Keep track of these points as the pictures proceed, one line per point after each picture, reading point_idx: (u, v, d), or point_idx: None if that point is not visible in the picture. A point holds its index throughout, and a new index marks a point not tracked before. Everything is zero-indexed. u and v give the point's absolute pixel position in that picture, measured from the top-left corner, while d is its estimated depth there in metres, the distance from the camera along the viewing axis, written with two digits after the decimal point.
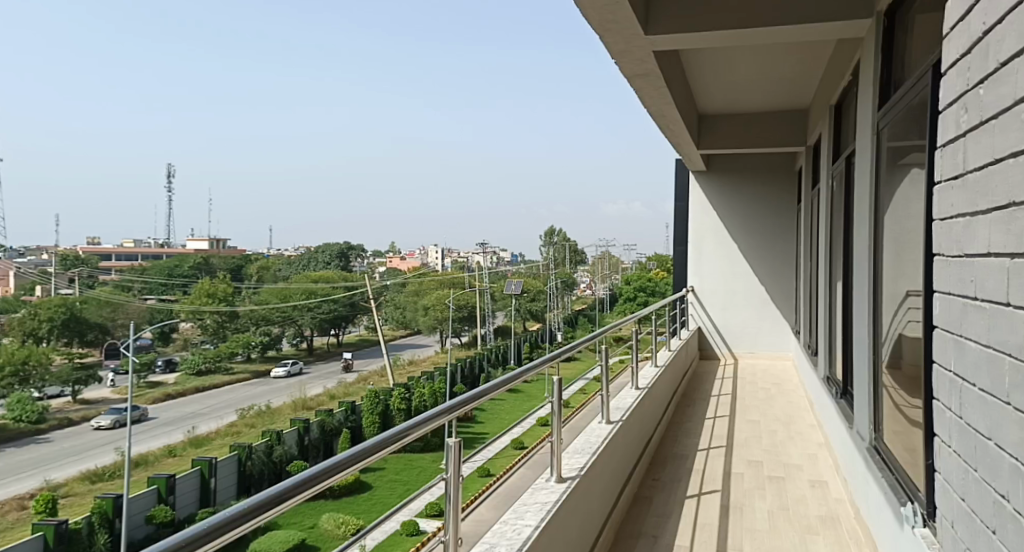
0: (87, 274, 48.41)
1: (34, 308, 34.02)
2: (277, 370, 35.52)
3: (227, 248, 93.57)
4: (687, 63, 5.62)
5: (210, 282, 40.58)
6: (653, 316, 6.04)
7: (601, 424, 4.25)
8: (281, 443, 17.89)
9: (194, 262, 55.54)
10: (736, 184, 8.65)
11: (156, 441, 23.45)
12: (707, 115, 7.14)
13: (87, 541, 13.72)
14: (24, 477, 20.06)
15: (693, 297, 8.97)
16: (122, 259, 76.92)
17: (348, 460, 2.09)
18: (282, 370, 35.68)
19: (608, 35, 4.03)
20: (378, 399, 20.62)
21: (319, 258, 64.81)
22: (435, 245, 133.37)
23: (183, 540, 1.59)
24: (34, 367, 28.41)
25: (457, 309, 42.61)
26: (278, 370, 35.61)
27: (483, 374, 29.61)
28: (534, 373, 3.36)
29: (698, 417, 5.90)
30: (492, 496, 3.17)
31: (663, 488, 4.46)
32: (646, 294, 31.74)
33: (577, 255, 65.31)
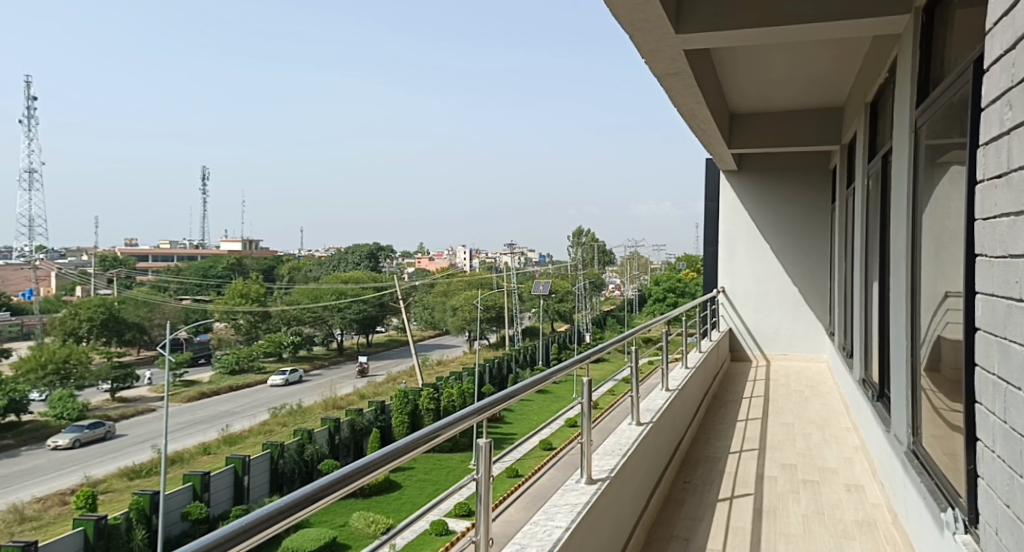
0: (126, 275, 49.40)
1: (75, 308, 34.65)
2: (277, 377, 33.67)
3: (259, 250, 94.88)
4: (719, 61, 5.58)
5: (243, 282, 41.31)
6: (683, 317, 6.00)
7: (630, 426, 4.24)
8: (311, 442, 18.10)
9: (227, 263, 56.35)
10: (768, 184, 8.56)
11: (191, 438, 23.84)
12: (739, 113, 7.07)
13: (125, 536, 13.96)
14: (65, 472, 20.50)
15: (724, 297, 8.91)
16: (159, 260, 78.45)
17: (380, 459, 2.09)
18: (282, 376, 33.81)
19: (638, 34, 4.01)
20: (406, 399, 20.75)
21: (350, 258, 65.39)
22: (462, 246, 133.90)
23: (217, 539, 1.62)
24: (74, 365, 29.39)
25: (485, 309, 42.71)
26: (278, 376, 33.76)
27: (511, 374, 29.64)
28: (564, 375, 3.35)
29: (730, 419, 5.84)
30: (522, 496, 3.18)
31: (694, 490, 4.42)
32: (676, 295, 31.55)
33: (606, 255, 65.13)
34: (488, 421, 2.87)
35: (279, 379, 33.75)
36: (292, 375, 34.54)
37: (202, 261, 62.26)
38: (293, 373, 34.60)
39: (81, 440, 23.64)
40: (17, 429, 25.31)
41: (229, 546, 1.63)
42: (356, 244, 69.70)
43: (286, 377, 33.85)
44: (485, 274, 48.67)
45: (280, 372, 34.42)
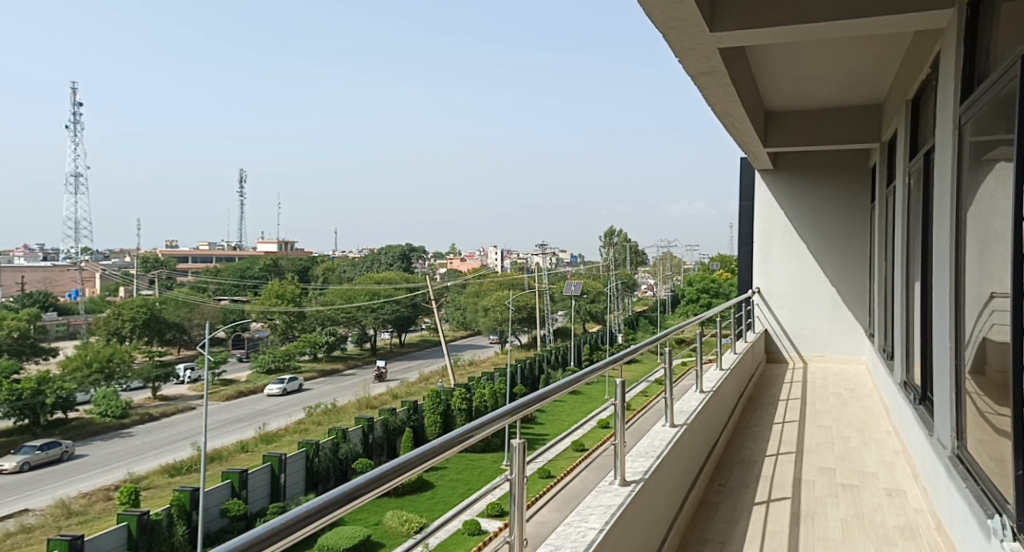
0: (166, 275, 50.33)
1: (118, 308, 35.29)
2: (274, 387, 31.44)
3: (295, 251, 96.08)
4: (755, 59, 5.51)
5: (279, 283, 41.79)
6: (717, 317, 5.94)
7: (664, 428, 4.19)
8: (346, 441, 18.28)
9: (263, 264, 57.07)
10: (805, 182, 8.44)
11: (228, 436, 24.17)
12: (774, 111, 6.97)
13: (167, 531, 14.14)
14: (109, 469, 20.90)
15: (760, 298, 8.79)
16: (197, 262, 79.89)
17: (413, 460, 2.10)
18: (279, 386, 31.62)
19: (671, 33, 3.97)
20: (439, 398, 20.80)
21: (383, 260, 65.87)
22: (494, 247, 134.26)
23: (252, 539, 1.63)
24: (117, 364, 29.60)
25: (517, 310, 42.66)
26: (276, 386, 31.58)
27: (543, 375, 29.61)
28: (597, 375, 3.32)
29: (766, 421, 5.76)
30: (555, 498, 3.16)
31: (730, 493, 4.37)
32: (710, 296, 31.17)
33: (639, 255, 64.71)
34: (521, 422, 2.86)
35: (277, 389, 31.53)
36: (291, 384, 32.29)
37: (240, 262, 63.12)
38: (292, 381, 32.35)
39: (32, 462, 21.60)
40: (63, 427, 25.81)
41: (265, 545, 1.64)
42: (389, 245, 70.17)
43: (285, 386, 31.66)
44: (517, 275, 48.69)
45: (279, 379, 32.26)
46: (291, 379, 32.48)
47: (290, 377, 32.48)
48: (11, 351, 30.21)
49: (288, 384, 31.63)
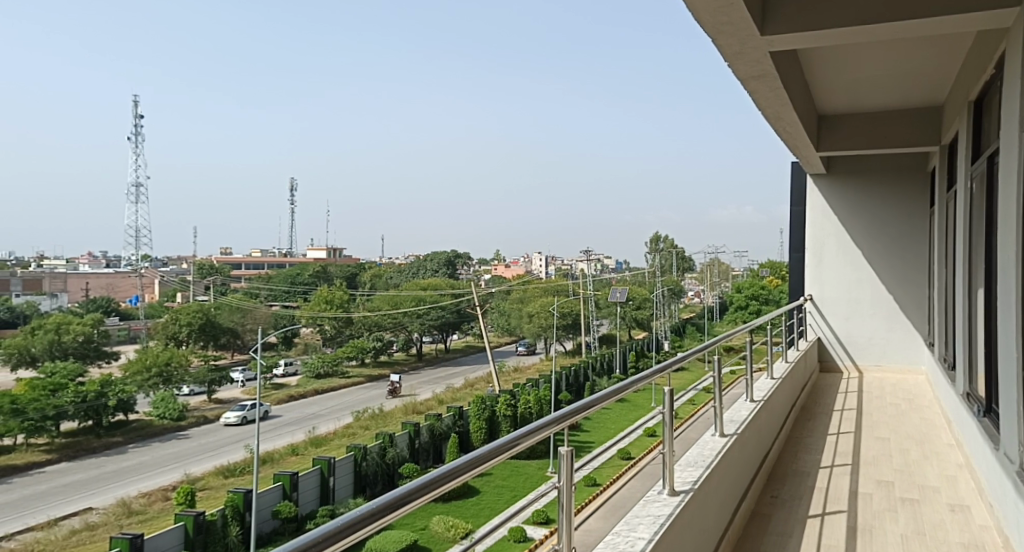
0: (220, 282, 51.66)
1: (175, 313, 36.21)
2: (232, 415, 27.39)
3: (344, 258, 97.64)
4: (806, 63, 5.40)
5: (328, 290, 42.49)
6: (768, 325, 5.83)
7: (714, 437, 4.12)
8: (393, 445, 18.51)
9: (313, 271, 58.01)
10: (861, 186, 8.24)
11: (279, 439, 24.57)
12: (827, 115, 6.84)
13: (221, 532, 14.27)
14: (167, 470, 21.44)
15: (812, 305, 8.61)
16: (251, 268, 81.93)
17: (462, 466, 2.10)
18: (238, 414, 27.56)
19: (721, 37, 3.91)
20: (484, 404, 20.79)
21: (429, 266, 66.54)
22: (538, 254, 134.49)
23: (310, 540, 1.65)
24: (175, 368, 30.18)
25: (561, 316, 42.58)
26: (234, 415, 27.49)
27: (587, 382, 29.44)
28: (642, 383, 3.24)
29: (820, 432, 5.63)
30: (602, 506, 3.13)
31: (783, 506, 4.28)
32: (759, 302, 30.50)
33: (686, 262, 63.97)
34: (569, 429, 2.85)
35: (235, 418, 27.46)
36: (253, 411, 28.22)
37: (291, 268, 64.40)
38: (255, 408, 28.22)
39: None
40: (123, 429, 26.51)
41: (323, 547, 1.67)
42: (435, 251, 70.86)
43: (244, 414, 27.57)
44: (560, 282, 48.60)
45: (239, 406, 28.21)
46: (254, 406, 28.36)
47: (256, 402, 28.51)
48: (75, 354, 31.26)
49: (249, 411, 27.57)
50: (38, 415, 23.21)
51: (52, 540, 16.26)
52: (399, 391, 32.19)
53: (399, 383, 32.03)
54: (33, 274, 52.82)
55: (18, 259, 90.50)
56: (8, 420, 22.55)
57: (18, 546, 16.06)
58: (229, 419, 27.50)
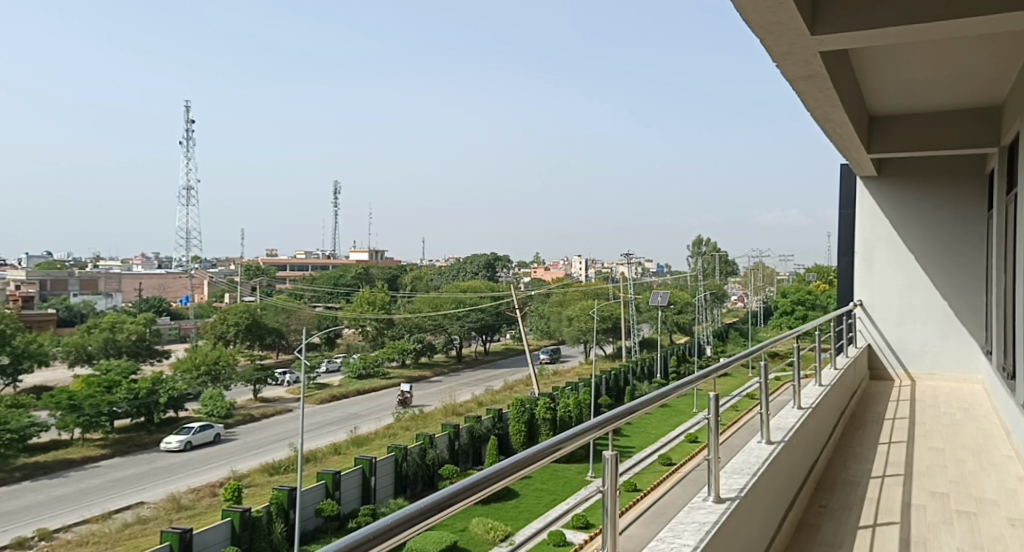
0: (267, 284, 52.71)
1: (223, 314, 36.97)
2: (173, 441, 23.80)
3: (385, 260, 98.73)
4: (857, 62, 5.30)
5: (371, 291, 42.93)
6: (817, 330, 5.72)
7: (760, 444, 4.06)
8: (433, 446, 18.67)
9: (355, 272, 58.72)
10: (914, 189, 8.05)
11: (322, 439, 24.89)
12: (878, 116, 6.70)
13: (266, 528, 14.47)
14: (214, 466, 21.88)
15: (862, 311, 8.44)
16: (296, 269, 83.43)
17: (509, 467, 2.11)
18: (180, 440, 23.99)
19: (769, 38, 3.86)
20: (524, 407, 20.75)
21: (469, 269, 66.99)
22: (578, 258, 134.18)
23: (357, 540, 1.67)
24: (224, 367, 30.57)
25: (601, 320, 42.31)
26: (175, 439, 23.91)
27: (628, 386, 29.24)
28: (685, 390, 3.19)
29: (871, 441, 5.50)
30: (646, 511, 3.10)
31: (831, 515, 4.20)
32: (806, 308, 29.96)
33: (730, 266, 63.14)
34: (614, 434, 2.83)
35: (176, 444, 23.86)
36: (201, 434, 24.57)
37: (334, 270, 65.34)
38: (203, 430, 24.61)
39: None
40: (173, 426, 27.02)
41: (370, 546, 1.69)
42: (475, 254, 71.12)
43: (188, 438, 24.00)
44: (601, 285, 48.38)
45: (184, 428, 24.62)
46: (203, 428, 24.74)
47: (207, 423, 24.97)
48: (129, 353, 32.06)
49: (193, 435, 24.01)
50: (94, 411, 23.91)
51: (106, 533, 16.66)
52: (409, 401, 30.27)
53: (409, 394, 30.14)
54: (90, 274, 54.92)
55: (75, 260, 94.14)
56: (66, 415, 23.30)
57: (75, 537, 16.50)
58: (169, 445, 23.88)
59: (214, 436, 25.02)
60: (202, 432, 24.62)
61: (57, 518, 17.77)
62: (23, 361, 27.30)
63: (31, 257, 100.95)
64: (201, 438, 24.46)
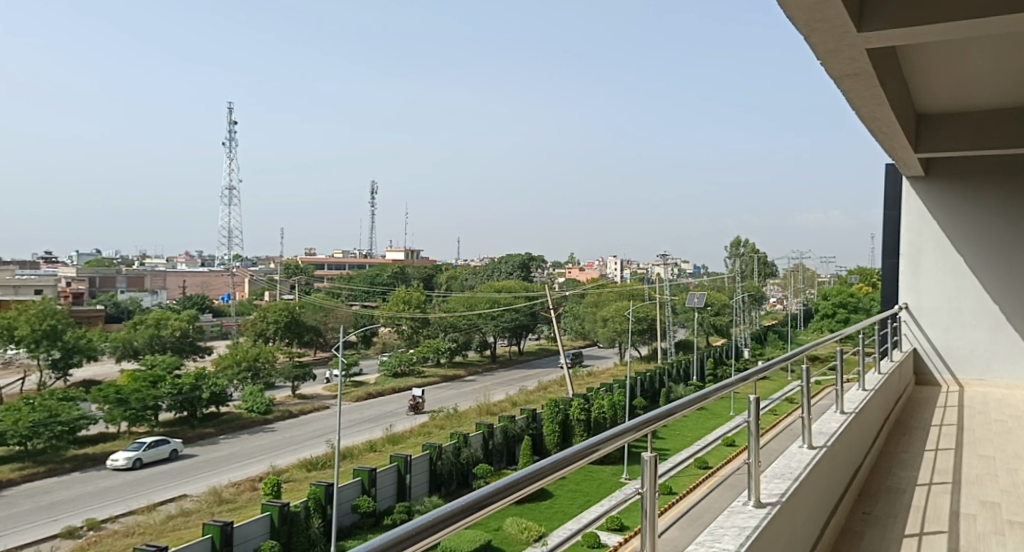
0: (305, 283, 53.47)
1: (263, 311, 37.52)
2: (120, 457, 21.50)
3: (421, 260, 99.41)
4: (905, 59, 5.18)
5: (407, 290, 43.13)
6: (861, 333, 5.61)
7: (802, 449, 4.00)
8: (467, 445, 18.79)
9: (391, 271, 59.19)
10: (963, 190, 7.84)
11: (358, 436, 25.14)
12: (927, 115, 6.56)
13: (304, 523, 14.59)
14: (254, 461, 22.25)
15: (907, 314, 8.28)
16: (333, 268, 84.46)
17: (550, 467, 2.11)
18: (129, 456, 21.68)
19: (814, 35, 3.79)
20: (558, 407, 20.70)
21: (503, 269, 67.15)
22: (614, 259, 133.52)
23: (393, 539, 1.67)
24: (263, 363, 30.96)
25: (637, 321, 42.00)
26: (123, 456, 21.61)
27: (663, 389, 29.03)
28: (724, 392, 3.15)
29: (917, 448, 5.38)
30: (685, 514, 3.06)
31: (875, 523, 4.11)
32: (848, 310, 29.42)
33: (769, 268, 62.29)
34: (652, 434, 2.80)
35: (124, 461, 21.56)
36: (157, 449, 22.39)
37: (371, 269, 66.04)
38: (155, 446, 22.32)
39: None
40: (215, 420, 27.46)
41: (407, 544, 1.69)
42: (510, 254, 71.14)
43: (138, 454, 21.73)
44: (637, 285, 48.04)
45: (136, 444, 22.33)
46: (157, 443, 22.53)
47: (165, 438, 22.81)
48: (173, 348, 32.75)
49: (144, 452, 21.77)
50: (140, 405, 24.52)
51: (151, 523, 17.02)
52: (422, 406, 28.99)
53: (422, 398, 28.82)
54: (136, 272, 56.51)
55: (121, 258, 96.57)
56: (114, 409, 23.97)
57: (121, 528, 16.88)
58: (117, 462, 21.58)
59: (171, 451, 22.73)
60: (156, 448, 22.36)
61: (104, 508, 18.22)
62: (73, 355, 27.97)
63: (80, 255, 104.00)
64: (153, 455, 22.15)
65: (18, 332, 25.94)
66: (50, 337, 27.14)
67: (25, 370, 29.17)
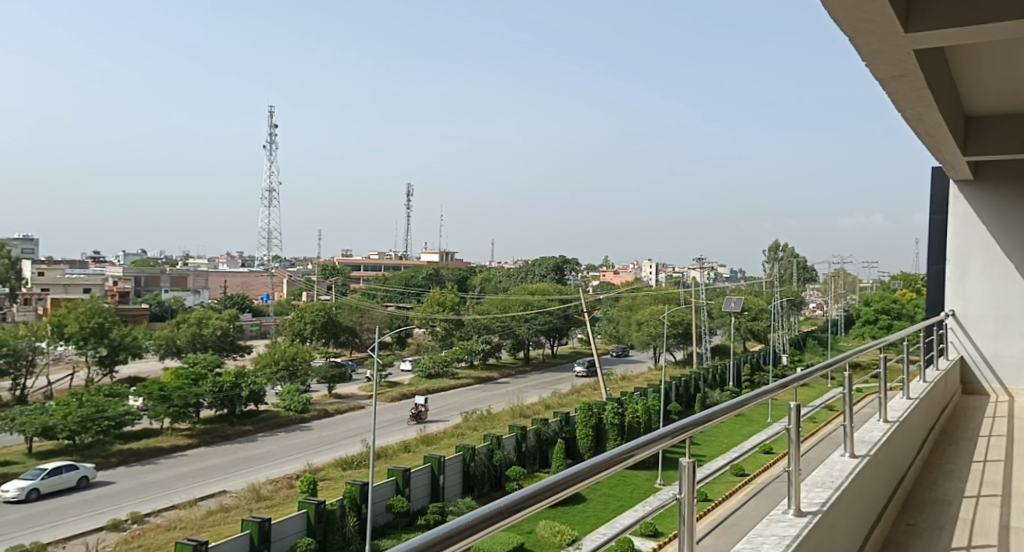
0: (342, 284, 54.08)
1: (301, 311, 37.97)
2: (12, 488, 18.73)
3: (456, 262, 99.70)
4: (955, 59, 5.05)
5: (441, 292, 43.11)
6: (905, 340, 5.49)
7: (843, 458, 3.92)
8: (500, 447, 18.82)
9: (426, 273, 59.50)
10: (1011, 195, 7.60)
11: (393, 437, 25.34)
12: (976, 116, 6.38)
13: (339, 521, 14.62)
14: (290, 459, 22.51)
15: (953, 321, 8.10)
16: (369, 269, 85.26)
17: (588, 469, 2.09)
18: (24, 486, 18.92)
19: (859, 35, 3.71)
20: (591, 411, 20.57)
21: (536, 271, 67.09)
22: (649, 262, 132.68)
23: (431, 540, 1.67)
24: (300, 363, 31.27)
25: (671, 325, 41.59)
26: (15, 486, 18.83)
27: (698, 394, 28.74)
28: (763, 399, 3.10)
29: (964, 459, 5.24)
30: (722, 522, 3.01)
31: (920, 535, 4.01)
32: (891, 317, 28.85)
33: (810, 272, 61.25)
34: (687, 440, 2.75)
35: (15, 492, 18.78)
36: (61, 477, 19.58)
37: (406, 270, 66.49)
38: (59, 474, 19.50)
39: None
40: (254, 418, 27.87)
41: (446, 545, 1.69)
42: (544, 256, 70.90)
43: (33, 485, 18.97)
44: (671, 290, 47.56)
45: (37, 471, 19.54)
46: (61, 470, 19.71)
47: (73, 463, 20.05)
48: (214, 347, 33.28)
49: (41, 482, 18.99)
50: (182, 403, 24.82)
51: (192, 518, 17.31)
52: (425, 416, 27.98)
53: (424, 406, 27.69)
54: (180, 272, 57.99)
55: (164, 257, 98.84)
56: (157, 405, 24.35)
57: (163, 522, 17.21)
58: (9, 492, 18.84)
59: (79, 479, 19.94)
60: (59, 476, 19.56)
61: (149, 502, 18.62)
62: (119, 352, 28.49)
63: (127, 254, 107.03)
64: (53, 485, 19.35)
65: (66, 329, 26.55)
66: (98, 334, 27.76)
67: (73, 367, 29.92)
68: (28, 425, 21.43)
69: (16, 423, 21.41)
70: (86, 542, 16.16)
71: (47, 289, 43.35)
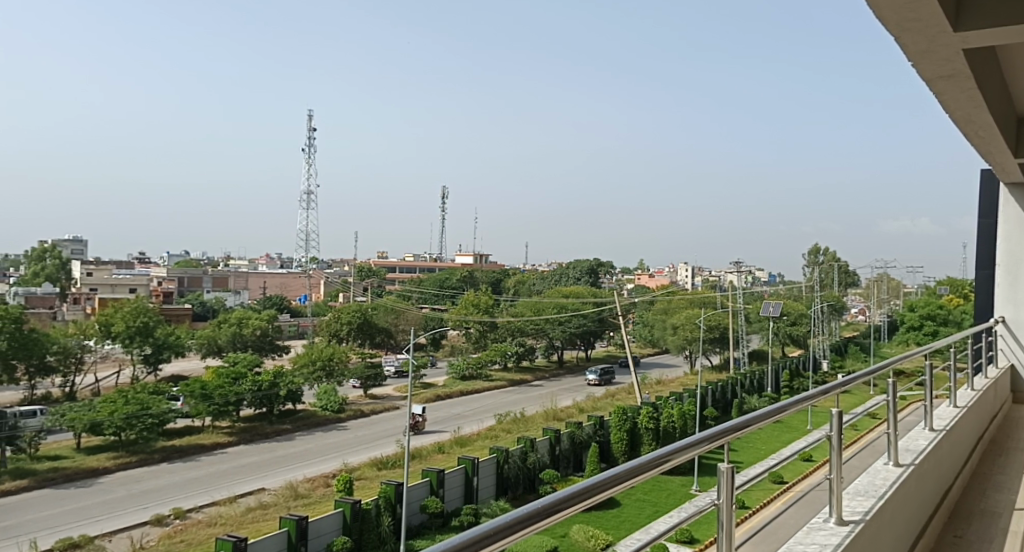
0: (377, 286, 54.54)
1: (338, 312, 38.33)
2: None
3: (491, 265, 99.94)
4: (1005, 58, 4.91)
5: (475, 294, 42.85)
6: (952, 347, 5.35)
7: (886, 466, 3.83)
8: (534, 450, 18.84)
9: (460, 276, 59.71)
10: None
11: (427, 438, 25.46)
12: None
13: (374, 520, 14.67)
14: (325, 458, 22.70)
15: (1004, 328, 7.87)
16: (404, 271, 85.92)
17: (624, 471, 2.07)
18: None
19: (905, 35, 3.62)
20: (626, 415, 20.40)
21: (570, 274, 66.94)
22: (685, 265, 131.49)
23: (468, 539, 1.66)
24: (337, 363, 31.45)
25: (708, 329, 41.15)
26: None
27: (735, 400, 28.40)
28: (802, 405, 3.03)
29: (1014, 469, 5.08)
30: (760, 529, 2.94)
31: (968, 546, 3.91)
32: (936, 323, 28.23)
33: (852, 276, 60.28)
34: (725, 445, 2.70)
35: None
36: None
37: (441, 273, 66.70)
38: None
39: None
40: (291, 417, 28.21)
41: (484, 544, 1.68)
42: (579, 260, 70.55)
43: None
44: (707, 294, 47.13)
45: None
46: None
47: None
48: (253, 347, 33.76)
49: None
50: (223, 401, 25.21)
51: (231, 515, 17.52)
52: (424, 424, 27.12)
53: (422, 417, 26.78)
54: (221, 273, 59.07)
55: (205, 258, 100.68)
56: (198, 404, 24.74)
57: (204, 518, 17.46)
58: None
59: None
60: None
61: (190, 498, 18.91)
62: (162, 351, 29.01)
63: (171, 255, 109.35)
64: None
65: (113, 328, 27.13)
66: (142, 333, 28.25)
67: (117, 363, 30.53)
68: (76, 421, 21.70)
69: (66, 419, 21.73)
70: (131, 536, 16.52)
71: (94, 288, 44.48)
